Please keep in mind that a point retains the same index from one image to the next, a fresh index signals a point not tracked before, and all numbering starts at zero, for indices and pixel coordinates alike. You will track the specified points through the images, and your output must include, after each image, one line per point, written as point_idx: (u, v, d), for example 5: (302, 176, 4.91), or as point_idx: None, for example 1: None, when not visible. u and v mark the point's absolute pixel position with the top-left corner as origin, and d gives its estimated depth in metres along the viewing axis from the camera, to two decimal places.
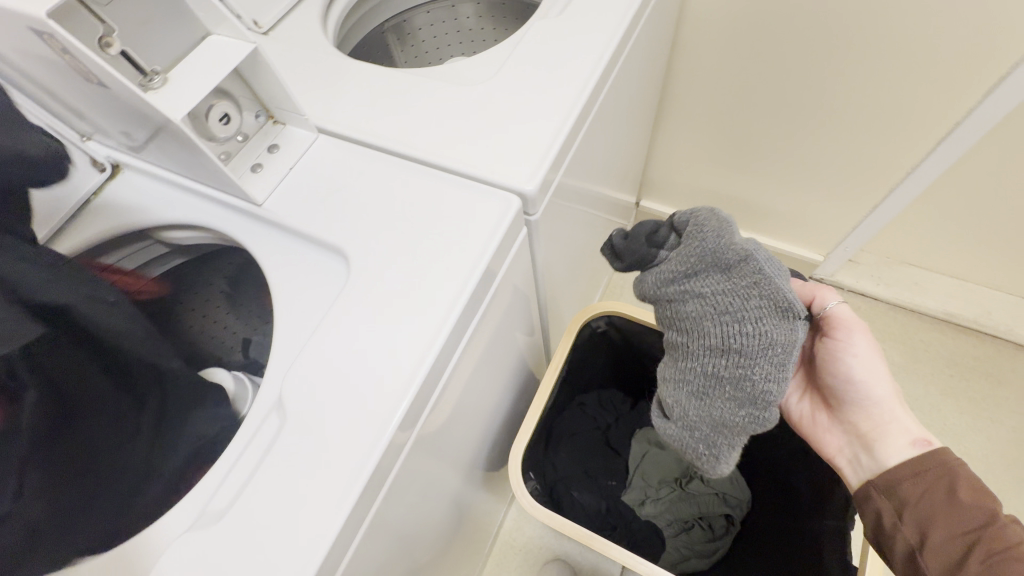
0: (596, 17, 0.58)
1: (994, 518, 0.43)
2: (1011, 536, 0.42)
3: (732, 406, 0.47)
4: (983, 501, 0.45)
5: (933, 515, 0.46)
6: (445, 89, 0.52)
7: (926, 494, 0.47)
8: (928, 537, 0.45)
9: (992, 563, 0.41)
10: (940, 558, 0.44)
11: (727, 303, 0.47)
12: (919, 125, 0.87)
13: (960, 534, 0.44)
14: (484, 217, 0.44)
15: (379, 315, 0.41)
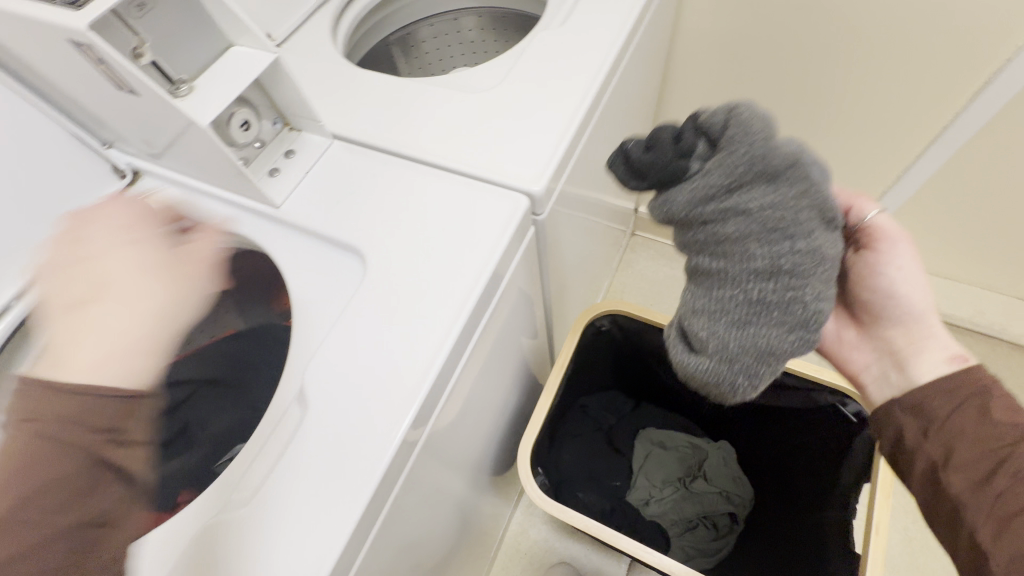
0: (597, 27, 0.61)
1: None
2: None
3: (780, 332, 0.42)
4: (1021, 419, 0.39)
5: (963, 430, 0.40)
6: (452, 96, 0.55)
7: (960, 411, 0.42)
8: (953, 453, 0.40)
9: (1020, 481, 0.36)
10: (964, 474, 0.39)
11: (780, 217, 0.41)
12: (910, 125, 0.90)
13: (989, 449, 0.38)
14: (493, 216, 0.46)
15: (394, 311, 0.43)
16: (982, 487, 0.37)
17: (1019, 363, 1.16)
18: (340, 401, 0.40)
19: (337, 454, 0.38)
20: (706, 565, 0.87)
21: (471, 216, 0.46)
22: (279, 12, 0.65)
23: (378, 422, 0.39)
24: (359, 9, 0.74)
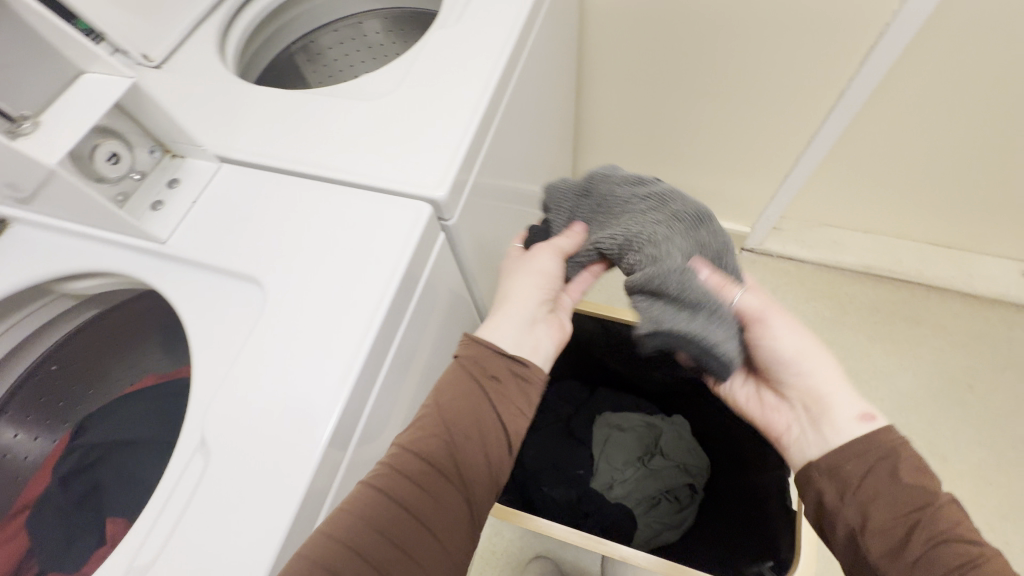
0: (493, 20, 0.60)
1: (936, 498, 0.41)
2: (948, 517, 0.39)
3: (654, 240, 0.47)
4: (924, 480, 0.42)
5: (874, 493, 0.43)
6: (347, 105, 0.53)
7: (870, 469, 0.44)
8: (867, 518, 0.42)
9: (932, 545, 0.39)
10: (880, 539, 0.41)
11: (601, 201, 0.53)
12: (813, 90, 0.96)
13: (900, 511, 0.41)
14: (395, 227, 0.45)
15: (297, 339, 0.41)
16: (898, 554, 0.40)
17: (936, 303, 1.25)
18: (247, 443, 0.38)
19: (246, 500, 0.36)
20: (675, 536, 0.89)
21: (373, 230, 0.45)
22: (155, 31, 0.61)
23: (288, 460, 0.37)
24: (249, 21, 0.71)
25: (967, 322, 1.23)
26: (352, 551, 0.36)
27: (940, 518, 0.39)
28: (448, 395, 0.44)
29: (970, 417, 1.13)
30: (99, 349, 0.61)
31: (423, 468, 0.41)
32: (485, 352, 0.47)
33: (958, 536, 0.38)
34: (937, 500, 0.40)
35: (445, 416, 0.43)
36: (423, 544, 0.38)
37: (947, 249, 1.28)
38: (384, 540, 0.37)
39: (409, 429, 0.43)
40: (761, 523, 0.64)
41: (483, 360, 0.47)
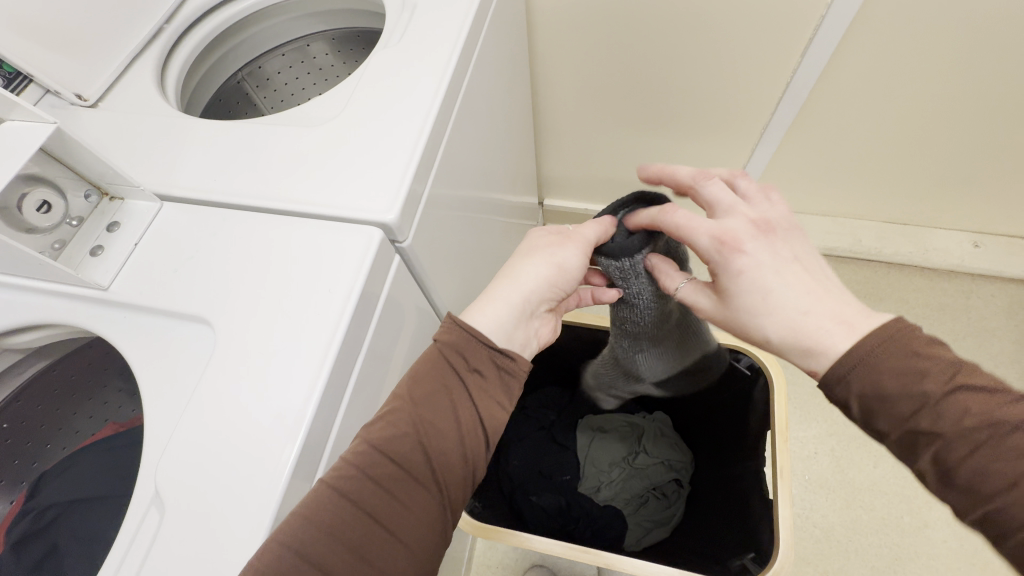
0: (435, 36, 0.60)
1: (936, 363, 0.39)
2: (952, 376, 0.38)
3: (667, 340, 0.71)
4: (919, 346, 0.40)
5: (879, 374, 0.40)
6: (292, 132, 0.52)
7: (867, 367, 0.40)
8: (879, 399, 0.40)
9: (949, 410, 0.37)
10: (894, 417, 0.39)
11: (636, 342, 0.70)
12: (761, 85, 0.97)
13: (909, 386, 0.39)
14: (347, 254, 0.44)
15: (252, 377, 0.40)
16: (918, 430, 0.38)
17: (896, 279, 1.30)
18: (205, 491, 0.36)
19: (204, 550, 0.35)
20: (665, 532, 0.89)
21: (325, 258, 0.44)
22: (88, 69, 0.59)
23: (248, 503, 0.36)
24: (190, 51, 0.69)
25: (927, 295, 1.27)
26: (302, 551, 0.35)
27: (950, 377, 0.38)
28: (423, 386, 0.43)
29: None
30: (53, 403, 0.58)
31: (393, 468, 0.39)
32: (463, 338, 0.47)
33: (970, 393, 0.37)
34: (940, 366, 0.38)
35: (417, 411, 0.42)
36: (377, 539, 0.37)
37: (903, 225, 1.33)
38: (337, 543, 0.36)
39: (379, 422, 0.41)
40: (742, 514, 0.65)
41: (464, 350, 0.46)
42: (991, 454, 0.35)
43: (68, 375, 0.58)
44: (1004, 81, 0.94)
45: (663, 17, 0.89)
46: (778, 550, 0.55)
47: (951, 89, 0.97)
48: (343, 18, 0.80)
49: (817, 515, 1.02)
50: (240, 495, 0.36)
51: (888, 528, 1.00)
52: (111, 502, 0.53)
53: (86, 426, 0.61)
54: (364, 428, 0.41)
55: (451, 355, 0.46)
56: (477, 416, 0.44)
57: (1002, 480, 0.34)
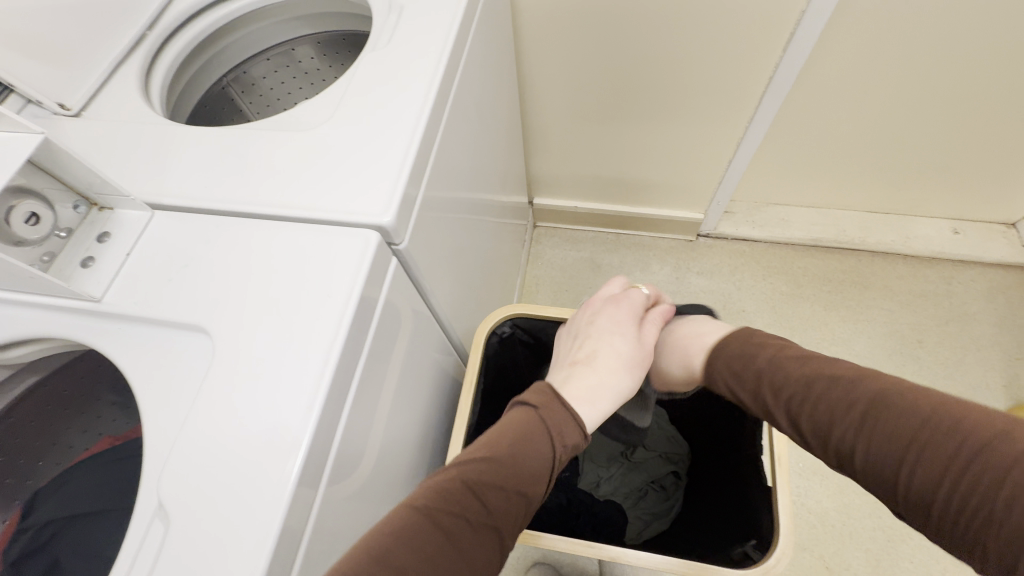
0: (424, 38, 0.59)
1: (765, 349, 0.54)
2: (779, 356, 0.52)
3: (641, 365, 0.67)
4: (756, 342, 0.55)
5: (725, 363, 0.57)
6: (283, 138, 0.52)
7: (720, 349, 0.58)
8: (738, 383, 0.54)
9: (779, 380, 0.50)
10: (754, 396, 0.52)
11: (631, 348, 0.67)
12: (744, 81, 0.98)
13: (748, 370, 0.54)
14: (345, 258, 0.44)
15: (254, 385, 0.39)
16: (774, 405, 0.50)
17: (880, 267, 1.33)
18: (210, 500, 0.36)
19: (213, 559, 0.34)
20: (664, 525, 0.90)
21: (323, 263, 0.44)
22: (70, 78, 0.58)
23: (256, 511, 0.36)
24: (174, 58, 0.68)
25: (911, 283, 1.30)
26: (385, 564, 0.36)
27: (776, 360, 0.51)
28: (524, 450, 0.47)
29: (922, 372, 1.20)
30: (48, 419, 0.57)
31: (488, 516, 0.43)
32: (565, 420, 0.52)
33: (784, 362, 0.51)
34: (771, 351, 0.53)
35: (515, 465, 0.46)
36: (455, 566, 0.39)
37: (884, 214, 1.36)
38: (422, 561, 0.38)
39: (479, 469, 0.45)
40: (742, 502, 0.66)
41: (563, 430, 0.51)
42: (808, 403, 0.46)
43: (64, 387, 0.57)
44: (976, 71, 0.97)
45: (647, 14, 0.90)
46: (777, 540, 0.56)
47: (927, 80, 0.99)
48: (329, 22, 0.79)
49: (811, 501, 1.04)
50: (250, 501, 0.36)
51: (882, 511, 1.03)
52: (109, 518, 0.52)
53: (84, 440, 0.60)
54: (466, 471, 0.45)
55: (552, 420, 0.51)
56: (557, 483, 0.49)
57: (820, 418, 0.45)
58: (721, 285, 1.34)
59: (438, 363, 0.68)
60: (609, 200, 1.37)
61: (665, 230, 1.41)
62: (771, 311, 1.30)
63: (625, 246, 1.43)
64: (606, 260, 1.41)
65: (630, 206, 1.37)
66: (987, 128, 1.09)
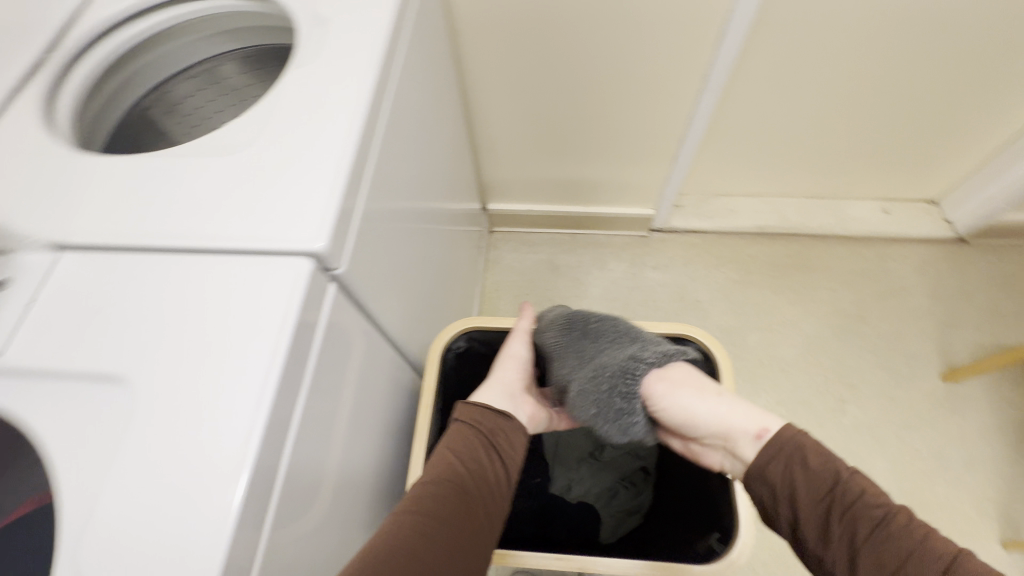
0: (352, 51, 0.57)
1: (838, 476, 0.51)
2: (853, 489, 0.50)
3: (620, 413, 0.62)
4: (826, 461, 0.52)
5: (794, 483, 0.52)
6: (204, 163, 0.49)
7: (780, 459, 0.53)
8: (798, 506, 0.51)
9: (848, 517, 0.49)
10: (809, 523, 0.50)
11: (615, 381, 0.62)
12: (681, 79, 1.01)
13: (819, 495, 0.50)
14: (276, 287, 0.42)
15: (182, 433, 0.37)
16: (827, 536, 0.49)
17: (822, 250, 1.40)
18: (138, 562, 0.33)
19: None
20: (637, 521, 0.90)
21: (253, 295, 0.41)
22: None
23: (189, 568, 0.33)
24: (81, 80, 0.63)
25: (850, 262, 1.37)
26: None
27: (848, 494, 0.50)
28: (429, 473, 0.56)
29: (866, 346, 1.26)
30: None
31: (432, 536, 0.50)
32: (457, 432, 0.61)
33: (863, 503, 0.49)
34: (842, 478, 0.51)
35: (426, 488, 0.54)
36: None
37: (822, 199, 1.43)
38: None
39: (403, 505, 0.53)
40: (707, 494, 0.66)
41: (462, 443, 0.59)
42: (879, 547, 0.46)
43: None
44: (892, 60, 1.03)
45: (581, 16, 0.91)
46: (737, 534, 0.59)
47: (848, 69, 1.05)
48: (254, 35, 0.76)
49: None
50: (184, 557, 0.33)
51: None
52: None
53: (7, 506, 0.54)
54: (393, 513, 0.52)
55: (453, 447, 0.59)
56: (479, 482, 0.57)
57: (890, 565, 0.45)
58: (676, 277, 1.38)
59: (393, 384, 0.66)
60: (562, 201, 1.37)
61: (619, 228, 1.43)
62: (725, 300, 1.34)
63: (582, 246, 1.44)
64: (564, 261, 1.42)
65: (583, 205, 1.38)
66: (906, 114, 1.16)
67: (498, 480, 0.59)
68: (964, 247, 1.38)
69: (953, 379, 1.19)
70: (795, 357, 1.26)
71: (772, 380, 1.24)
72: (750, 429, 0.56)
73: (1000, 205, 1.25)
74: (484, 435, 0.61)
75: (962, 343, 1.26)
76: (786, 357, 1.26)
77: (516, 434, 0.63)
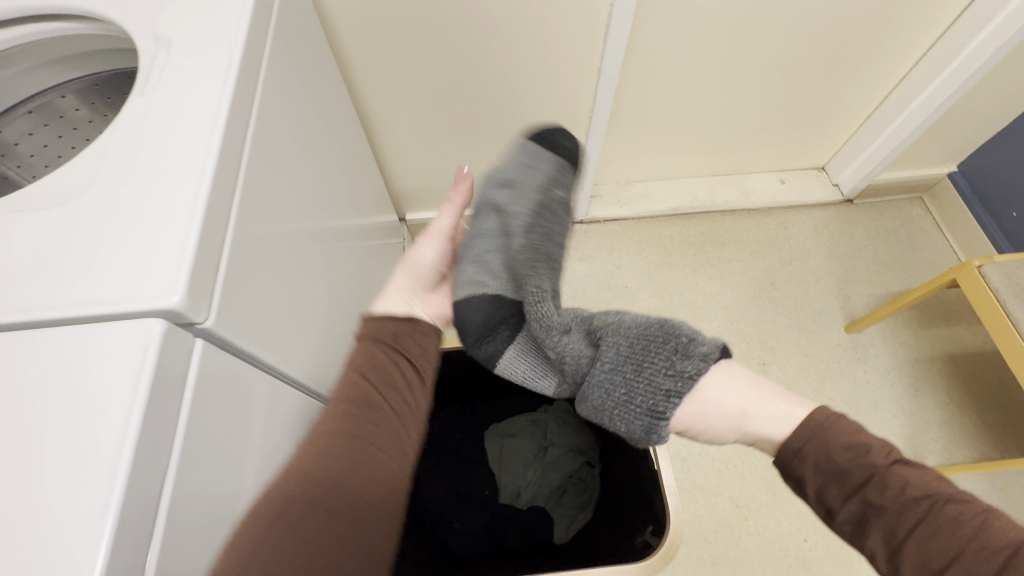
0: (200, 69, 0.51)
1: (877, 466, 0.47)
2: (894, 478, 0.46)
3: (635, 415, 0.57)
4: (861, 450, 0.48)
5: (828, 475, 0.49)
6: (31, 222, 0.42)
7: (808, 451, 0.50)
8: (835, 498, 0.48)
9: (888, 507, 0.46)
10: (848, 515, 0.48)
11: (646, 383, 0.57)
12: (576, 73, 1.01)
13: (856, 486, 0.48)
14: (121, 355, 0.37)
15: (19, 543, 0.32)
16: (868, 525, 0.47)
17: (731, 223, 1.47)
18: None
19: None
20: (590, 515, 0.90)
21: (96, 368, 0.36)
22: None
23: None
24: None
25: (756, 233, 1.46)
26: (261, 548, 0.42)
27: (889, 483, 0.46)
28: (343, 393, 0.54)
29: (780, 309, 1.35)
30: None
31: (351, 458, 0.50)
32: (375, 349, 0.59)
33: (907, 493, 0.45)
34: (881, 468, 0.47)
35: (349, 420, 0.52)
36: (324, 521, 0.46)
37: (726, 176, 1.50)
38: (291, 537, 0.44)
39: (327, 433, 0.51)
40: (641, 486, 0.67)
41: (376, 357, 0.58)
42: (925, 537, 0.43)
43: None
44: (767, 42, 1.09)
45: (465, 16, 0.88)
46: (669, 528, 0.60)
47: (729, 52, 1.10)
48: (99, 59, 0.67)
49: (711, 450, 1.17)
50: None
51: None
52: None
53: None
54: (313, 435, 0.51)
55: (358, 366, 0.56)
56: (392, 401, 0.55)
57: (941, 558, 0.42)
58: (602, 267, 1.40)
59: (306, 429, 0.61)
60: None
61: None
62: (650, 283, 1.38)
63: None
64: None
65: None
66: (786, 90, 1.23)
67: (409, 379, 0.58)
68: (851, 207, 1.51)
69: (855, 330, 1.30)
70: (721, 329, 1.32)
71: None
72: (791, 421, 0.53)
73: (876, 166, 1.37)
74: (389, 344, 0.59)
75: (859, 296, 1.37)
76: (712, 330, 1.32)
77: (428, 336, 0.64)
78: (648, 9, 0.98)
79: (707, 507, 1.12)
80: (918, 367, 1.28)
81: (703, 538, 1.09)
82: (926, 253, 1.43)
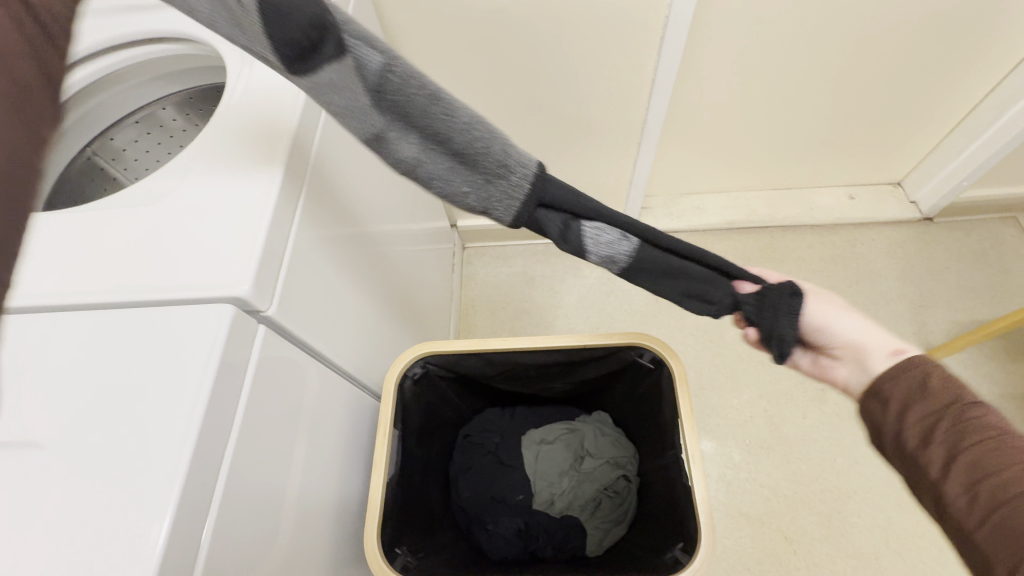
0: (276, 85, 0.57)
1: (970, 398, 0.40)
2: (985, 412, 0.39)
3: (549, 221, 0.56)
4: (959, 385, 0.42)
5: (909, 400, 0.43)
6: (129, 218, 0.49)
7: (898, 373, 0.45)
8: (908, 419, 0.42)
9: (965, 430, 0.39)
10: (917, 433, 0.41)
11: (541, 195, 0.54)
12: (629, 84, 1.02)
13: (934, 409, 0.41)
14: (196, 337, 0.42)
15: (104, 497, 0.36)
16: (927, 444, 0.40)
17: (792, 240, 1.40)
18: None
19: None
20: (623, 530, 0.89)
21: (176, 348, 0.41)
22: None
23: None
24: None
25: (819, 250, 1.38)
26: None
27: (974, 412, 0.39)
28: None
29: None
30: None
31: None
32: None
33: (990, 424, 0.38)
34: (971, 397, 0.40)
35: None
36: None
37: (788, 190, 1.43)
38: None
39: None
40: (677, 502, 0.65)
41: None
42: (998, 454, 0.36)
43: None
44: (833, 50, 1.05)
45: (522, 33, 0.92)
46: (702, 543, 0.58)
47: (791, 62, 1.07)
48: (194, 76, 0.76)
49: (761, 476, 1.11)
50: None
51: (826, 473, 1.11)
52: None
53: None
54: None
55: None
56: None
57: (998, 464, 0.36)
58: None
59: (353, 418, 0.65)
60: None
61: None
62: None
63: (555, 255, 1.44)
64: (539, 271, 1.41)
65: None
66: (855, 101, 1.17)
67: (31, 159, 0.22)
68: (930, 226, 1.39)
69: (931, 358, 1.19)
70: None
71: (754, 375, 1.23)
72: (886, 347, 0.49)
73: (960, 182, 1.26)
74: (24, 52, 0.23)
75: (936, 323, 1.26)
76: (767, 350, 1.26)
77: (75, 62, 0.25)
78: (704, 18, 0.97)
79: (754, 538, 1.06)
80: (1006, 404, 1.15)
81: (747, 570, 1.03)
82: (1019, 279, 1.29)
